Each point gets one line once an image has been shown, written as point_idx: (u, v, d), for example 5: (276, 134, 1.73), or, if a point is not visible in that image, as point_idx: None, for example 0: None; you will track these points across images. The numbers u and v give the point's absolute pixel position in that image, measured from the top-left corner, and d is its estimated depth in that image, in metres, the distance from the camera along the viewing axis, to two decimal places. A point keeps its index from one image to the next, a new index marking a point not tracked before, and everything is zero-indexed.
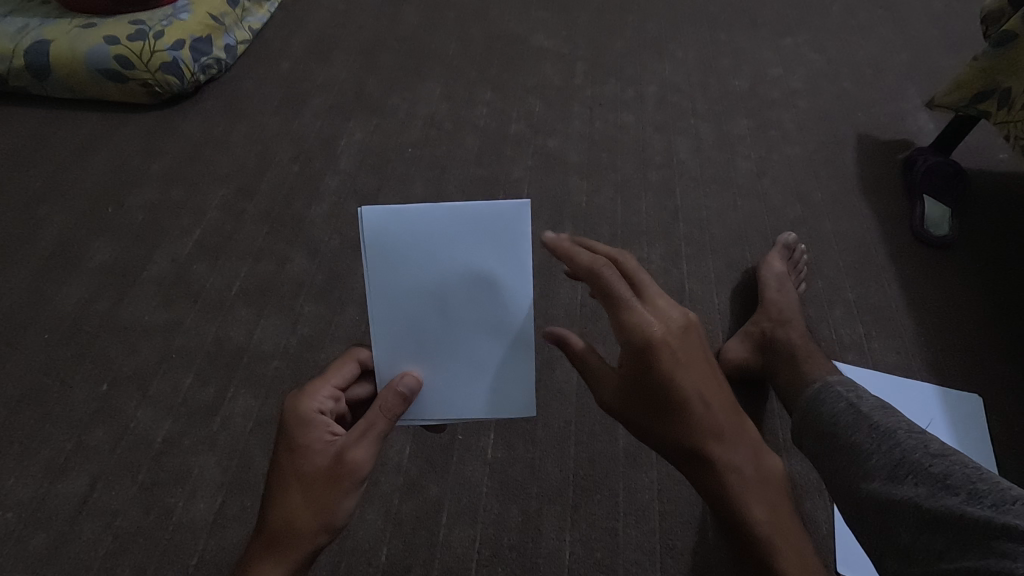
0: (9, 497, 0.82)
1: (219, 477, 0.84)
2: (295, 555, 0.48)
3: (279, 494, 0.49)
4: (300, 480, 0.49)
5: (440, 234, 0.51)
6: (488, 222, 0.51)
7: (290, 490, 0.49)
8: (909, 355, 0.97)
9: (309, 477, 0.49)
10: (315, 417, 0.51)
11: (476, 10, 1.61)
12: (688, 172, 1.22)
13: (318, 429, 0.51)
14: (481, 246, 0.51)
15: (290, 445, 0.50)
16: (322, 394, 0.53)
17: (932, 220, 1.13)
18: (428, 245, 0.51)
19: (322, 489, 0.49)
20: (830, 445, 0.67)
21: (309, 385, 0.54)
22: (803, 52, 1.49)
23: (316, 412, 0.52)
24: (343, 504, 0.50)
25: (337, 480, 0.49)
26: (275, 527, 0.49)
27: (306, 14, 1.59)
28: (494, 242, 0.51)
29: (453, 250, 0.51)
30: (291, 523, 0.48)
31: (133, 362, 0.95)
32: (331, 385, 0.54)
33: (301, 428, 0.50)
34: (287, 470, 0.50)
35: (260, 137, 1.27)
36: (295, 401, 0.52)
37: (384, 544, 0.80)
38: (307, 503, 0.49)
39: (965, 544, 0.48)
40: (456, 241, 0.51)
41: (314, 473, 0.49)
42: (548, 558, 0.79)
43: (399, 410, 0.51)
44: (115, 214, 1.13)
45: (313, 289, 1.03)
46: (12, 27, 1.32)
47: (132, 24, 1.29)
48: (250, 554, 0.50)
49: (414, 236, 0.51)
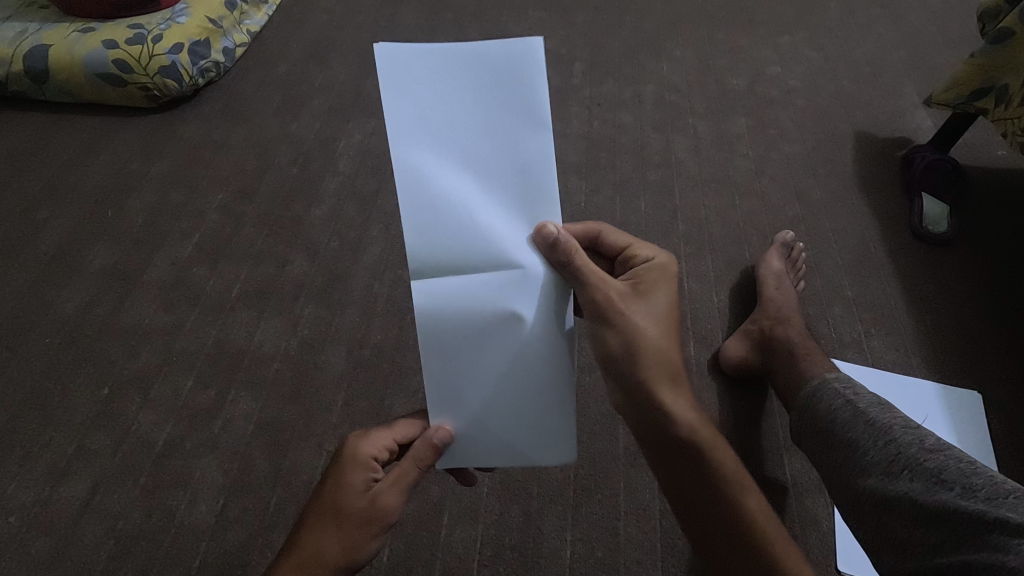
0: (12, 500, 0.82)
1: (220, 479, 0.85)
2: None
3: (314, 526, 0.50)
4: (335, 519, 0.50)
5: (435, 134, 0.42)
6: (400, 52, 0.42)
7: (323, 527, 0.50)
8: (908, 352, 0.97)
9: (343, 519, 0.50)
10: (365, 458, 0.52)
11: (474, 11, 1.61)
12: (686, 171, 1.22)
13: (362, 471, 0.51)
14: (461, 66, 0.41)
15: (338, 482, 0.51)
16: (381, 442, 0.53)
17: (930, 217, 1.13)
18: (413, 120, 0.42)
19: (353, 530, 0.50)
20: (827, 441, 0.67)
21: (372, 429, 0.54)
22: (801, 51, 1.50)
23: (370, 458, 0.52)
24: (366, 556, 0.50)
25: (368, 523, 0.50)
26: (297, 556, 0.49)
27: (304, 16, 1.59)
28: (492, 90, 0.41)
29: (408, 84, 0.41)
30: (314, 558, 0.49)
31: (134, 366, 0.95)
32: (394, 436, 0.54)
33: (351, 468, 0.51)
34: (327, 506, 0.51)
35: (259, 140, 1.28)
36: (355, 440, 0.53)
37: (386, 545, 0.80)
38: (335, 545, 0.49)
39: (959, 538, 0.48)
40: (439, 106, 0.42)
41: (348, 512, 0.50)
42: (548, 558, 0.79)
43: (429, 460, 0.48)
44: (114, 217, 1.14)
45: (313, 291, 1.03)
46: (11, 32, 1.32)
47: (131, 28, 1.30)
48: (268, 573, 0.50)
49: (420, 151, 0.42)
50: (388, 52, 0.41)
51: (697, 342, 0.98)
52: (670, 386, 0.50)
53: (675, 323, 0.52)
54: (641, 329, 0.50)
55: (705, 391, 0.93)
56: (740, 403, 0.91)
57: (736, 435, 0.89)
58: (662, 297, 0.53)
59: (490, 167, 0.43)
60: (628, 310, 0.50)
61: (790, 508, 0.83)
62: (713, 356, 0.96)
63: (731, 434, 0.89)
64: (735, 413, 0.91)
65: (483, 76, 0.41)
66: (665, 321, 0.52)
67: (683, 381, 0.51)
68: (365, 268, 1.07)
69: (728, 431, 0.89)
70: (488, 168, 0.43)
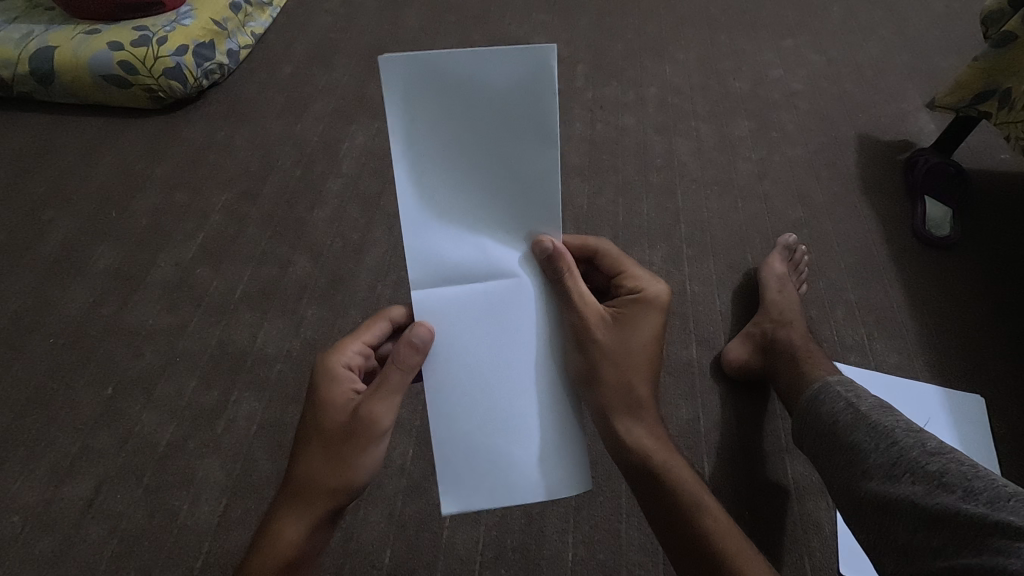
0: (16, 500, 0.83)
1: (222, 479, 0.85)
2: (318, 504, 0.52)
3: (304, 445, 0.52)
4: (321, 433, 0.52)
5: (441, 151, 0.43)
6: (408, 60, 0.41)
7: (312, 444, 0.52)
8: (910, 356, 0.97)
9: (328, 431, 0.52)
10: (340, 371, 0.53)
11: (477, 14, 1.61)
12: (688, 174, 1.23)
13: (341, 383, 0.53)
14: (470, 82, 0.41)
15: (316, 399, 0.52)
16: (349, 352, 0.56)
17: (933, 220, 1.13)
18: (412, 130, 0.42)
19: (338, 440, 0.51)
20: (829, 444, 0.67)
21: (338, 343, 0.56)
22: (803, 54, 1.50)
23: (342, 367, 0.54)
24: (361, 458, 0.51)
25: (354, 431, 0.51)
26: (297, 474, 0.52)
27: (308, 19, 1.60)
28: (501, 107, 0.42)
29: (417, 95, 0.41)
30: (313, 474, 0.51)
31: (137, 366, 0.95)
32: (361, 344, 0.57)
33: (325, 381, 0.53)
34: (311, 424, 0.52)
35: (262, 141, 1.28)
36: (324, 356, 0.55)
37: (387, 546, 0.80)
38: (328, 456, 0.51)
39: (961, 542, 0.48)
40: (445, 122, 0.42)
41: (332, 425, 0.52)
42: (550, 559, 0.79)
43: (412, 361, 0.47)
44: (119, 218, 1.14)
45: (316, 293, 1.04)
46: (16, 33, 1.33)
47: (136, 30, 1.30)
48: (280, 498, 0.54)
49: (422, 168, 0.43)
50: (407, 63, 0.40)
51: (699, 345, 0.98)
52: (626, 414, 0.57)
53: (652, 358, 0.57)
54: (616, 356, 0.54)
55: (707, 393, 0.93)
56: (741, 406, 0.91)
57: (738, 437, 0.89)
58: (641, 328, 0.56)
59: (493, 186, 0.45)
60: (610, 338, 0.53)
61: (792, 512, 0.82)
62: (714, 358, 0.96)
63: (733, 436, 0.89)
64: (736, 416, 0.91)
65: (492, 91, 0.42)
66: (637, 353, 0.56)
67: (644, 408, 0.57)
68: (368, 269, 1.07)
69: (729, 434, 0.89)
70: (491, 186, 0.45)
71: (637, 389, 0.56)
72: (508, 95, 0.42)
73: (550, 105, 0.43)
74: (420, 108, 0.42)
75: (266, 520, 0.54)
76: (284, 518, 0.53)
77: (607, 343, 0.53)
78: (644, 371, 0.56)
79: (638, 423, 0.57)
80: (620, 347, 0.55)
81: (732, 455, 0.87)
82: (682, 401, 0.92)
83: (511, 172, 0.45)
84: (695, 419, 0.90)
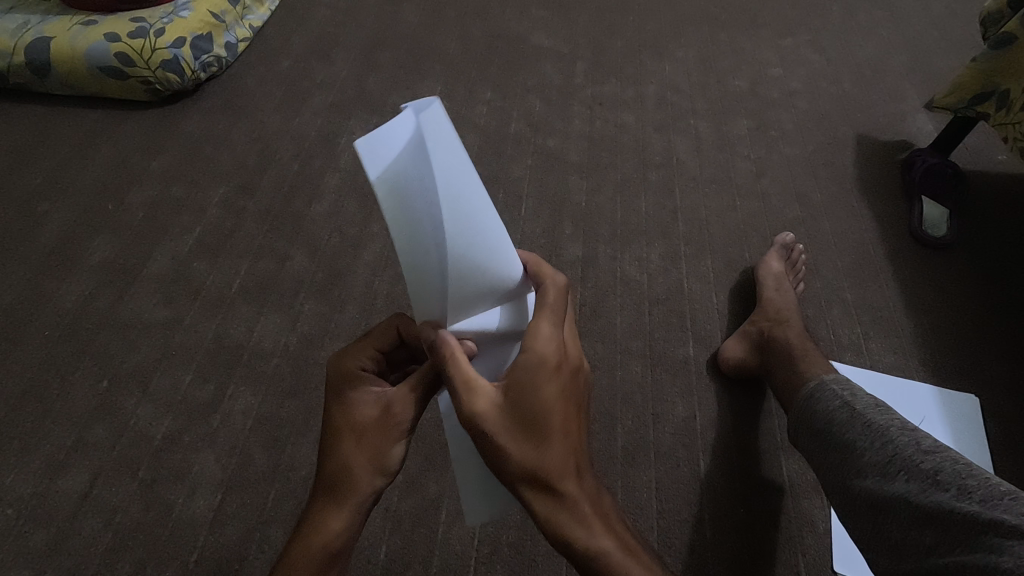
0: (10, 491, 0.83)
1: (219, 473, 0.85)
2: (353, 498, 0.51)
3: (333, 444, 0.52)
4: (351, 429, 0.52)
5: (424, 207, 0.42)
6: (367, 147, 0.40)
7: (343, 440, 0.52)
8: (906, 355, 0.98)
9: (359, 426, 0.52)
10: (357, 373, 0.54)
11: (477, 9, 1.61)
12: (687, 172, 1.23)
13: (362, 383, 0.54)
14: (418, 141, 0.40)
15: (340, 400, 0.53)
16: (364, 354, 0.56)
17: (931, 220, 1.14)
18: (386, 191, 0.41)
19: (373, 434, 0.52)
20: (825, 442, 0.67)
21: (350, 348, 0.56)
22: (803, 52, 1.50)
23: (359, 369, 0.55)
24: (393, 449, 0.52)
25: (388, 423, 0.52)
26: (331, 476, 0.52)
27: (307, 12, 1.59)
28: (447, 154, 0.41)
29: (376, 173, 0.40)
30: (348, 468, 0.51)
31: (134, 359, 0.95)
32: (373, 347, 0.56)
33: (347, 383, 0.54)
34: (338, 424, 0.52)
35: (260, 135, 1.27)
36: (339, 360, 0.55)
37: (384, 540, 0.80)
38: (360, 450, 0.52)
39: (955, 539, 0.48)
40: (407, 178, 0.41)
41: (362, 421, 0.52)
42: (545, 555, 0.79)
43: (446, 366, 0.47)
44: (115, 210, 1.14)
45: (313, 287, 1.04)
46: (12, 24, 1.32)
47: (133, 21, 1.30)
48: (312, 504, 0.53)
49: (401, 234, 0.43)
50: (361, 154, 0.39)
51: (696, 343, 0.98)
52: (536, 492, 0.48)
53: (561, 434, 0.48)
54: (515, 444, 0.47)
55: (704, 391, 0.93)
56: (738, 403, 0.92)
57: (734, 435, 0.89)
58: (540, 398, 0.47)
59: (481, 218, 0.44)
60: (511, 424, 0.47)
61: (788, 509, 0.83)
62: (711, 356, 0.96)
63: (729, 434, 0.89)
64: (733, 413, 0.91)
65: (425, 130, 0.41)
66: (542, 433, 0.47)
67: (555, 485, 0.48)
68: (366, 264, 1.07)
69: (725, 431, 0.89)
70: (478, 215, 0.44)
71: (548, 470, 0.48)
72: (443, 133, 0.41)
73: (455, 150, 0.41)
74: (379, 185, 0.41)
75: (300, 532, 0.52)
76: (323, 523, 0.51)
77: (504, 430, 0.47)
78: (555, 444, 0.48)
79: (560, 499, 0.49)
80: (521, 429, 0.47)
81: (728, 452, 0.87)
82: (679, 398, 0.92)
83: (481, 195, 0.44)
84: (692, 416, 0.90)
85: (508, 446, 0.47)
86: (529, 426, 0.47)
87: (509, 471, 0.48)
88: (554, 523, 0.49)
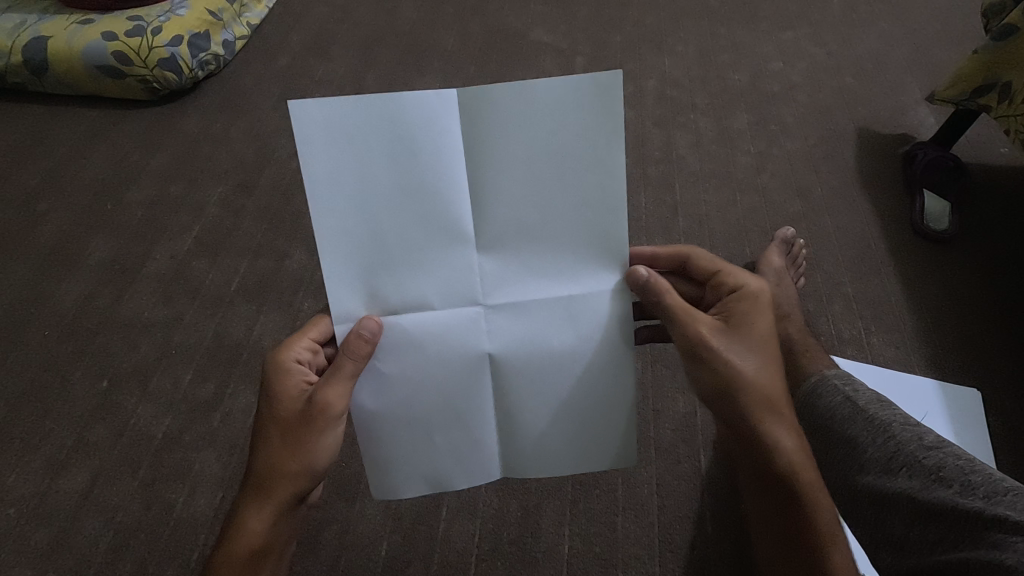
0: (11, 492, 0.83)
1: (218, 471, 0.85)
2: (279, 494, 0.54)
3: (261, 439, 0.54)
4: (278, 425, 0.53)
5: (425, 171, 0.45)
6: (324, 101, 0.43)
7: (269, 437, 0.53)
8: (907, 350, 0.97)
9: (285, 422, 0.53)
10: (290, 366, 0.54)
11: (475, 5, 1.60)
12: (687, 167, 1.22)
13: (292, 376, 0.54)
14: (386, 112, 0.43)
15: (268, 392, 0.54)
16: (300, 345, 0.56)
17: (931, 214, 1.12)
18: (340, 139, 0.44)
19: (295, 432, 0.53)
20: (823, 438, 0.66)
21: (288, 338, 0.56)
22: (804, 46, 1.49)
23: (294, 361, 0.54)
24: (319, 445, 0.53)
25: (307, 420, 0.52)
26: (259, 473, 0.54)
27: (304, 10, 1.58)
28: (396, 120, 0.44)
29: (326, 130, 0.43)
30: (273, 464, 0.53)
31: (133, 358, 0.95)
32: (309, 338, 0.56)
33: (277, 375, 0.54)
34: (266, 418, 0.54)
35: (259, 133, 1.27)
36: (275, 351, 0.55)
37: (384, 538, 0.81)
38: (286, 447, 0.53)
39: (958, 535, 0.48)
40: (413, 140, 0.44)
41: (288, 418, 0.53)
42: (547, 552, 0.79)
43: (366, 353, 0.48)
44: (114, 209, 1.13)
45: (312, 285, 1.03)
46: (9, 23, 1.32)
47: (130, 19, 1.29)
48: (240, 501, 0.55)
49: (354, 182, 0.45)
50: (296, 121, 0.43)
51: None
52: (771, 418, 0.51)
53: (774, 353, 0.53)
54: (750, 364, 0.51)
55: None
56: None
57: None
58: (760, 324, 0.53)
59: (567, 186, 0.46)
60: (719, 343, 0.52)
61: None
62: None
63: None
64: None
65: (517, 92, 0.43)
66: (750, 342, 0.52)
67: (785, 412, 0.52)
68: None
69: None
70: (546, 184, 0.46)
71: (774, 391, 0.52)
72: (572, 108, 0.44)
73: (421, 125, 0.44)
74: (336, 143, 0.44)
75: (228, 527, 0.55)
76: (247, 521, 0.54)
77: (740, 352, 0.52)
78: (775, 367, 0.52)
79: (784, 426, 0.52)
80: (753, 350, 0.52)
81: None
82: (679, 395, 0.91)
83: (615, 160, 0.45)
84: (692, 412, 0.89)
85: (742, 365, 0.51)
86: (769, 350, 0.53)
87: (751, 393, 0.51)
88: (782, 454, 0.51)
